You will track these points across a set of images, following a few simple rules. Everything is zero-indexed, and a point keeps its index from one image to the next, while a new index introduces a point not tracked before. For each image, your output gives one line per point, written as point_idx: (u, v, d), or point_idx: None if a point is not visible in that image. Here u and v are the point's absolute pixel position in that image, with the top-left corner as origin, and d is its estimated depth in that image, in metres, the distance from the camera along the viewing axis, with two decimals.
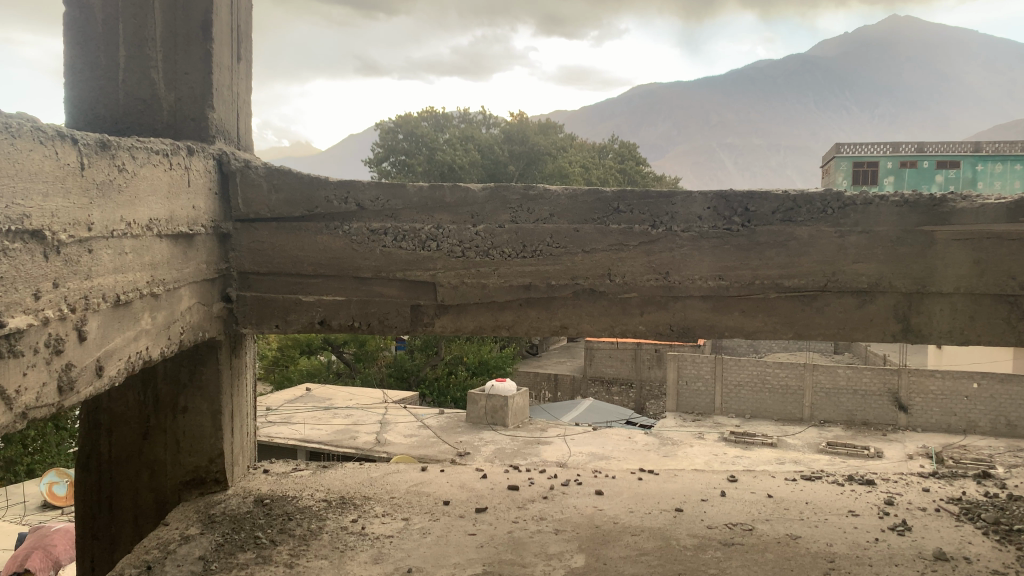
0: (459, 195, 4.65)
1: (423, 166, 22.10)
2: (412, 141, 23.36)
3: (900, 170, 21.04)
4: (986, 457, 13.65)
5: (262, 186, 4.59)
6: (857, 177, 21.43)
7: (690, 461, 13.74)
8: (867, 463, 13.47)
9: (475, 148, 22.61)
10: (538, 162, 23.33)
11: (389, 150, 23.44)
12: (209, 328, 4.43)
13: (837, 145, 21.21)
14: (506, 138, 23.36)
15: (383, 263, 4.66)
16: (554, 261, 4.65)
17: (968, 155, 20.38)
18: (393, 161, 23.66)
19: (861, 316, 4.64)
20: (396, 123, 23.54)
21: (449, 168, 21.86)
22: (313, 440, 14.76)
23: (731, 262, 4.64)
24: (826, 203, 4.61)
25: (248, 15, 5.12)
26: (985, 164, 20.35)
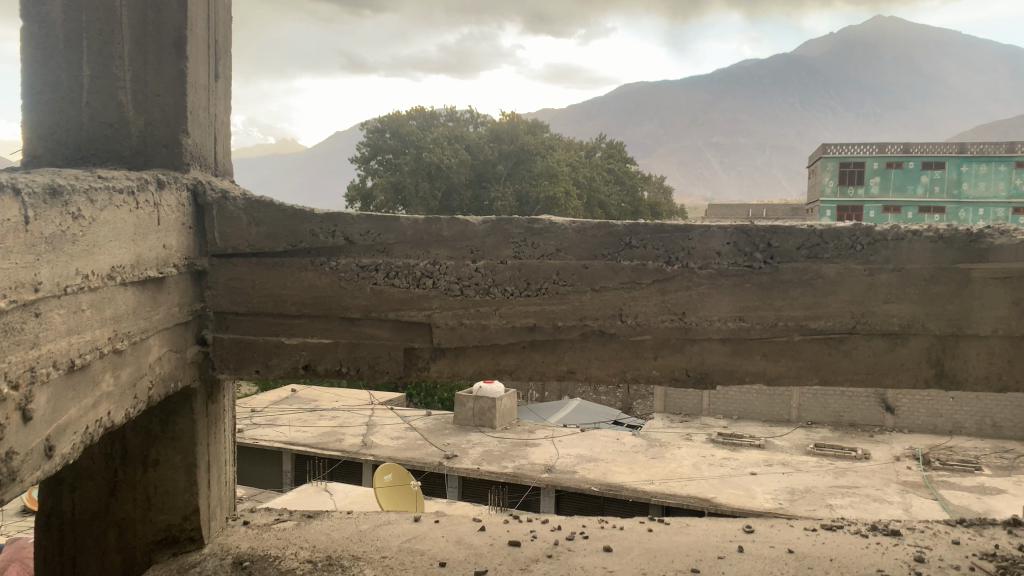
0: (457, 229, 4.26)
1: (409, 166, 21.31)
2: (398, 140, 22.85)
3: (885, 171, 19.84)
4: (972, 459, 13.28)
5: (241, 220, 4.19)
6: (843, 178, 20.26)
7: (678, 462, 13.14)
8: (854, 464, 13.17)
9: (463, 147, 21.85)
10: (528, 161, 22.19)
11: (376, 149, 22.88)
12: (182, 376, 4.02)
13: (822, 144, 20.12)
14: (494, 138, 22.50)
15: (374, 302, 4.27)
16: (560, 300, 4.28)
17: (953, 156, 19.32)
18: (380, 160, 23.09)
19: (891, 360, 4.30)
20: (382, 123, 23.08)
21: (437, 168, 21.13)
22: (297, 444, 14.34)
23: (752, 303, 4.28)
24: (854, 239, 4.25)
25: (227, 28, 4.71)
26: (969, 165, 19.22)
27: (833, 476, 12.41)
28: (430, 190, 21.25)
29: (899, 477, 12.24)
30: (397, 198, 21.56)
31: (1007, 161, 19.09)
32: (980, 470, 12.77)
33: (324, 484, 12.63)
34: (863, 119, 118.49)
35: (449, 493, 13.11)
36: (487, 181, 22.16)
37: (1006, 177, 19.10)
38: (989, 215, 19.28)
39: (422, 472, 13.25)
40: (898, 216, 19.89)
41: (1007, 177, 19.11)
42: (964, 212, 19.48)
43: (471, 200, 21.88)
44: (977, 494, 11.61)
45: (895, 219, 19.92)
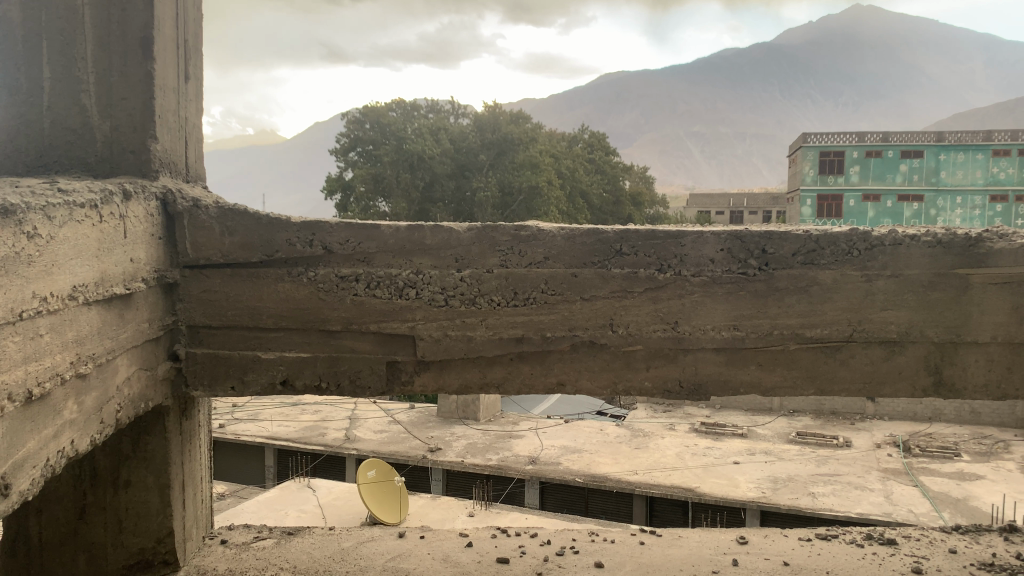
0: (441, 237, 4.09)
1: (390, 156, 20.77)
2: (378, 131, 22.28)
3: (865, 160, 19.76)
4: (951, 445, 13.18)
5: (214, 229, 4.01)
6: (824, 167, 20.16)
7: (661, 453, 13.04)
8: (835, 452, 13.10)
9: (445, 138, 21.40)
10: (509, 152, 21.67)
11: (355, 141, 22.25)
12: (153, 395, 3.84)
13: (802, 133, 20.02)
14: (476, 128, 21.97)
15: (354, 314, 4.09)
16: (549, 310, 4.12)
17: (930, 144, 19.32)
18: (359, 152, 22.54)
19: (888, 369, 4.19)
20: (361, 113, 22.43)
21: (418, 158, 20.67)
22: (280, 438, 14.11)
23: (747, 311, 4.14)
24: (851, 244, 4.11)
25: (197, 26, 4.50)
26: (947, 153, 19.18)
27: (814, 464, 12.27)
28: (412, 181, 20.79)
29: (879, 465, 12.16)
30: (377, 189, 21.07)
31: (985, 149, 18.96)
32: (959, 457, 12.68)
33: (307, 480, 12.43)
34: (842, 108, 118.91)
35: (434, 486, 12.96)
36: (469, 172, 21.72)
37: (983, 165, 18.96)
38: (967, 203, 19.15)
39: (406, 465, 13.09)
40: (877, 205, 19.83)
41: (984, 165, 18.98)
42: (941, 200, 19.41)
43: (453, 191, 21.45)
44: (957, 480, 11.49)
45: (874, 208, 19.86)
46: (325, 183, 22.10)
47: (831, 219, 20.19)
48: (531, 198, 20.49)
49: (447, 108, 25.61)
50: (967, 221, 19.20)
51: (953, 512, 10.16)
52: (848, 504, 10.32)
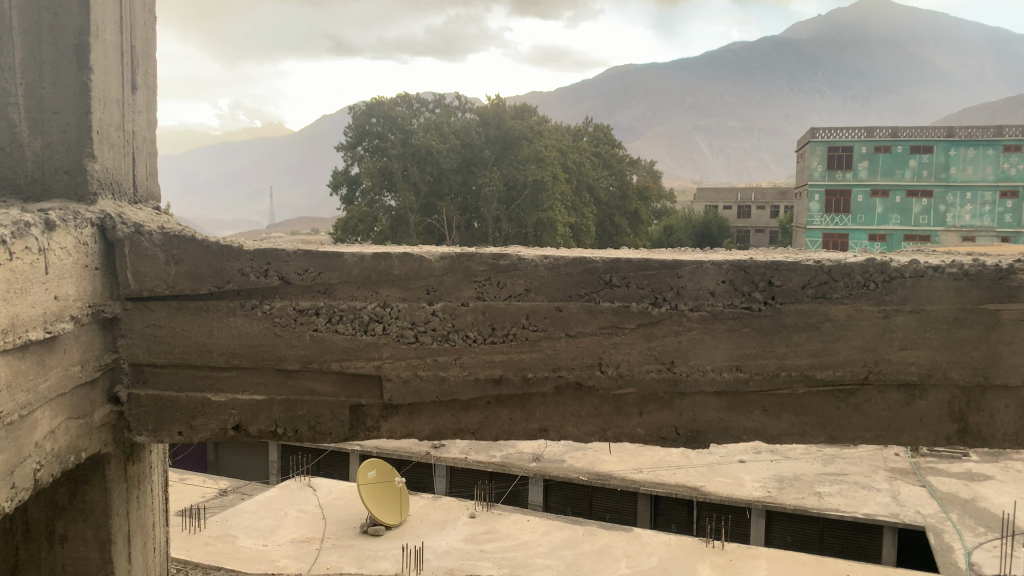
0: (410, 266, 3.66)
1: (397, 150, 19.85)
2: (386, 124, 20.84)
3: (874, 155, 19.15)
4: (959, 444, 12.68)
5: (158, 258, 3.62)
6: (832, 162, 19.53)
7: (665, 450, 12.61)
8: (842, 451, 12.62)
9: (451, 133, 19.84)
10: (514, 147, 20.12)
11: (361, 135, 21.00)
12: (87, 445, 3.45)
13: (811, 127, 19.30)
14: (480, 123, 20.17)
15: (314, 351, 3.69)
16: (530, 348, 3.71)
17: (940, 140, 18.80)
18: (366, 147, 21.20)
19: (908, 415, 3.78)
20: (368, 107, 20.84)
21: (427, 153, 19.62)
22: None
23: (751, 350, 3.72)
24: (867, 276, 3.70)
25: (146, 32, 4.09)
26: (958, 148, 18.70)
27: (821, 464, 11.81)
28: (420, 175, 19.84)
29: (886, 464, 11.68)
30: (385, 183, 20.08)
31: (995, 145, 18.55)
32: (968, 456, 12.16)
33: (307, 479, 12.08)
34: (850, 102, 117.66)
35: (437, 483, 12.64)
36: (474, 167, 20.32)
37: (994, 161, 18.55)
38: (977, 199, 18.60)
39: (409, 462, 12.72)
40: (885, 201, 19.16)
41: (995, 160, 18.57)
42: (951, 196, 18.80)
43: (460, 185, 20.39)
44: (966, 479, 10.92)
45: (883, 204, 19.22)
46: (332, 178, 21.37)
47: (840, 216, 19.61)
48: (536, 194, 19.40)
49: (455, 102, 24.20)
50: (977, 217, 18.63)
51: (961, 513, 9.55)
52: (855, 505, 9.89)
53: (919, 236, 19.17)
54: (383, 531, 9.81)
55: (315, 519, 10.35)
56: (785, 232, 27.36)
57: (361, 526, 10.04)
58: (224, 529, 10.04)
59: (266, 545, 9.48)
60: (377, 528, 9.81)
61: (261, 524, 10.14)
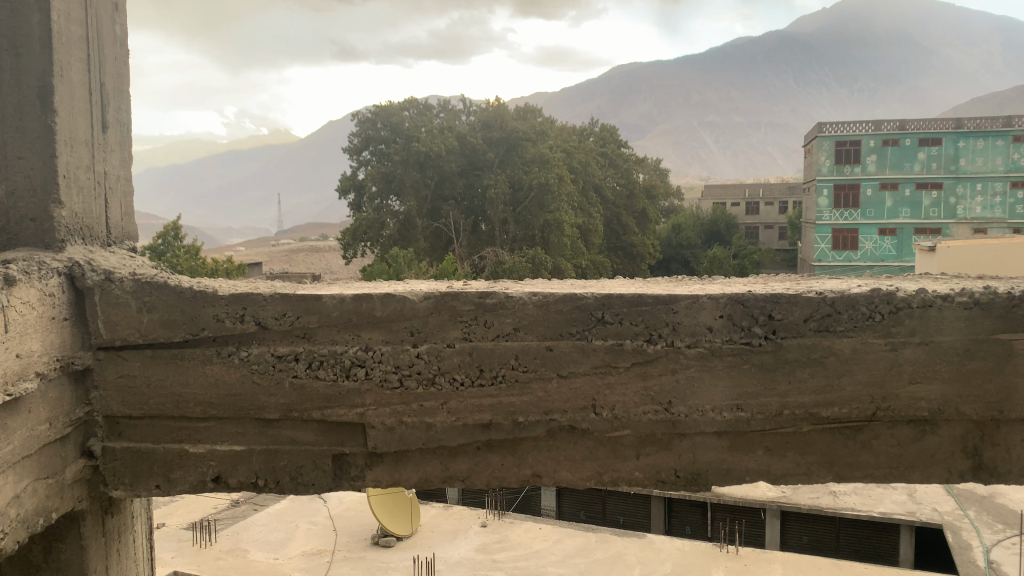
0: (393, 307, 3.49)
1: (399, 154, 18.63)
2: (391, 130, 19.48)
3: (882, 149, 18.78)
4: None
5: (130, 305, 3.47)
6: (840, 157, 19.25)
7: None
8: None
9: (453, 137, 18.45)
10: (520, 149, 18.80)
11: (366, 141, 19.71)
12: (59, 505, 3.32)
13: (818, 122, 18.99)
14: (479, 126, 18.92)
15: (294, 399, 3.53)
16: (520, 391, 3.52)
17: (949, 133, 18.30)
18: (372, 151, 19.96)
19: (918, 451, 3.60)
20: (373, 113, 19.51)
21: (427, 156, 18.27)
22: None
23: (752, 388, 3.54)
24: (872, 307, 3.52)
25: (115, 67, 3.96)
26: (967, 140, 18.24)
27: None
28: (422, 180, 18.70)
29: None
30: (389, 188, 19.24)
31: (1005, 135, 18.12)
32: None
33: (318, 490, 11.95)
34: (858, 94, 116.41)
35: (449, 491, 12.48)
36: (479, 170, 19.21)
37: (1003, 152, 18.15)
38: (987, 191, 18.29)
39: None
40: (895, 195, 18.91)
41: (1005, 151, 18.17)
42: (961, 188, 18.47)
43: (465, 189, 19.28)
44: None
45: (892, 197, 18.95)
46: (338, 184, 20.51)
47: (850, 210, 19.39)
48: (542, 195, 18.45)
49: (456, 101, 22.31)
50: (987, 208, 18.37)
51: (979, 510, 9.28)
52: (871, 503, 9.63)
53: (929, 229, 18.93)
54: (394, 542, 9.62)
55: (327, 531, 10.22)
56: (794, 228, 27.12)
57: (372, 537, 9.90)
58: (235, 543, 9.88)
59: (278, 558, 9.34)
60: (388, 539, 9.60)
61: (272, 538, 10.00)
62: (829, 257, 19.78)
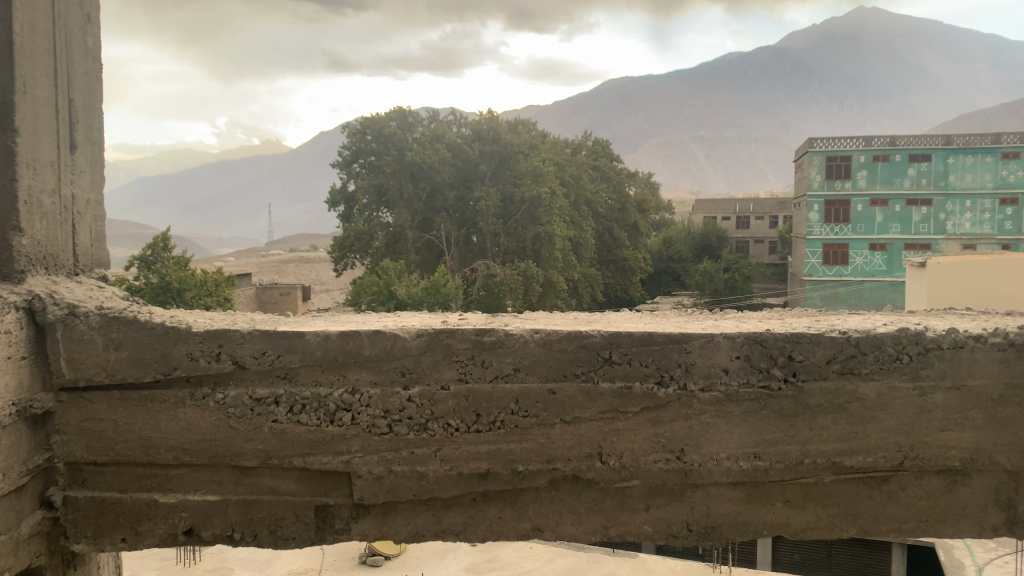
0: (383, 346, 3.22)
1: (391, 165, 17.87)
2: (381, 142, 18.81)
3: (872, 164, 17.28)
4: None
5: (95, 342, 3.18)
6: (830, 172, 17.72)
7: None
8: None
9: (444, 148, 17.88)
10: (511, 162, 18.39)
11: (356, 153, 19.01)
12: (13, 561, 3.01)
13: (808, 136, 17.67)
14: (474, 137, 18.54)
15: (274, 446, 3.25)
16: (520, 438, 3.25)
17: (937, 149, 16.84)
18: (362, 165, 19.20)
19: (948, 503, 3.34)
20: (362, 123, 18.92)
21: (420, 167, 17.79)
22: None
23: (771, 435, 3.28)
24: (899, 349, 3.27)
25: (84, 82, 3.69)
26: (957, 156, 16.76)
27: None
28: (414, 192, 17.96)
29: None
30: (380, 200, 18.29)
31: (994, 152, 16.58)
32: None
33: None
34: (847, 110, 117.05)
35: None
36: (471, 181, 18.64)
37: (992, 169, 16.63)
38: (977, 208, 16.77)
39: None
40: (885, 212, 17.38)
41: (993, 168, 16.65)
42: (951, 205, 16.96)
43: (455, 201, 18.57)
44: None
45: (882, 214, 17.39)
46: (328, 197, 19.71)
47: (839, 225, 17.80)
48: (532, 208, 17.69)
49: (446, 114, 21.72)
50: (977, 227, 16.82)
51: None
52: None
53: (919, 244, 17.25)
54: (382, 561, 9.29)
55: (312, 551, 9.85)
56: (786, 243, 26.85)
57: (359, 557, 9.55)
58: (220, 562, 9.42)
59: None
60: (376, 558, 9.30)
61: (256, 557, 9.62)
62: (818, 273, 18.12)
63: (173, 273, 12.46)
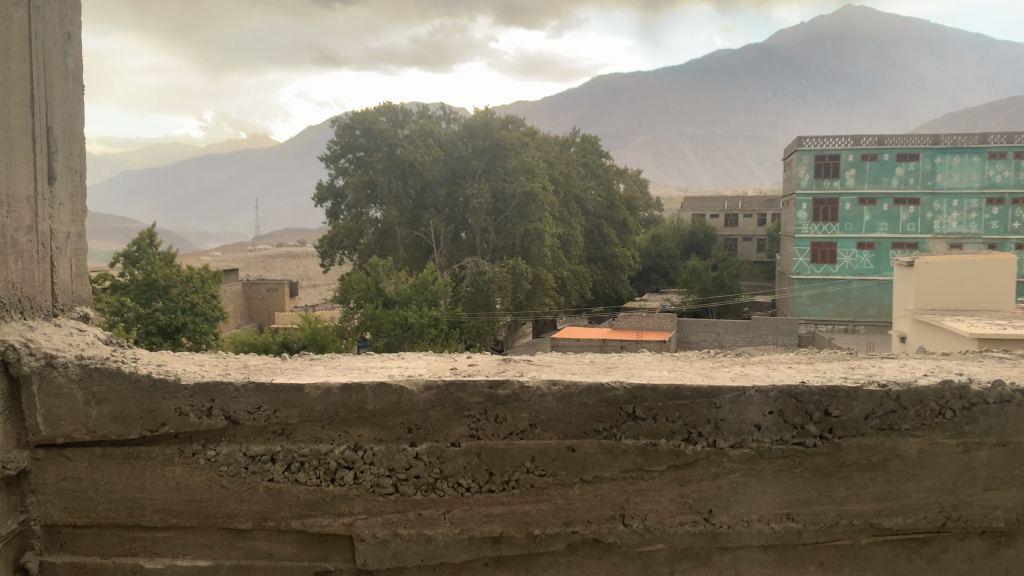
0: (388, 399, 2.98)
1: (381, 162, 16.46)
2: (371, 138, 17.39)
3: (863, 164, 14.65)
4: None
5: (75, 397, 2.94)
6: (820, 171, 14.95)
7: None
8: None
9: (436, 144, 16.46)
10: (502, 159, 16.80)
11: (345, 148, 17.58)
12: None
13: (797, 136, 14.91)
14: (465, 134, 17.08)
15: (270, 507, 3.00)
16: (537, 498, 3.01)
17: (925, 148, 14.37)
18: (351, 161, 17.85)
19: (993, 568, 3.11)
20: (352, 117, 17.45)
21: (411, 165, 16.31)
22: None
23: (805, 495, 3.06)
24: (943, 403, 3.05)
25: (64, 106, 3.42)
26: (946, 154, 14.31)
27: None
28: (404, 189, 16.43)
29: None
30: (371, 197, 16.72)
31: (981, 151, 14.21)
32: None
33: None
34: (836, 108, 116.87)
35: None
36: (461, 179, 17.08)
37: (979, 167, 14.26)
38: (964, 209, 14.38)
39: None
40: (875, 212, 14.77)
41: (981, 168, 14.28)
42: (939, 206, 14.50)
43: (445, 197, 16.89)
44: None
45: (871, 213, 14.79)
46: (316, 192, 18.25)
47: (827, 225, 15.09)
48: (524, 204, 16.30)
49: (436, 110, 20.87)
50: (963, 229, 14.45)
51: None
52: None
53: (906, 244, 14.71)
54: None
55: None
56: (774, 241, 26.47)
57: None
58: None
59: None
60: None
61: None
62: (808, 271, 15.38)
63: (160, 267, 10.31)
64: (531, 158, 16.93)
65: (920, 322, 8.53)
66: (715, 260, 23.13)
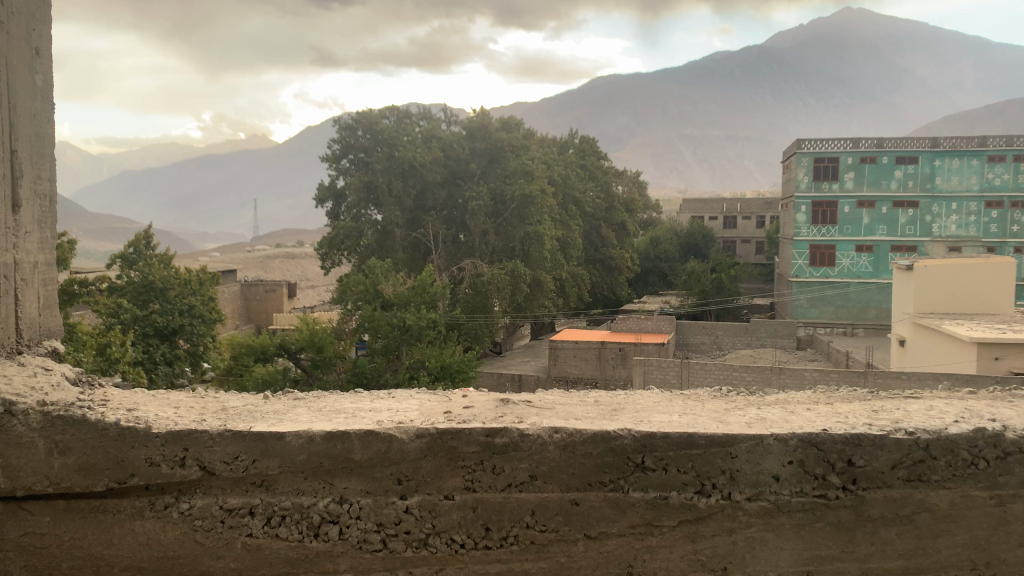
0: (377, 448, 2.75)
1: (382, 162, 16.05)
2: (372, 138, 16.93)
3: (862, 167, 14.41)
4: None
5: (37, 447, 2.71)
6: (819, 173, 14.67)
7: None
8: None
9: (437, 146, 16.15)
10: (502, 161, 16.46)
11: (346, 148, 17.14)
12: None
13: (798, 138, 14.73)
14: (464, 136, 16.68)
15: (248, 563, 2.76)
16: (537, 555, 2.77)
17: (924, 150, 14.20)
18: (352, 161, 17.38)
19: None
20: (353, 117, 16.99)
21: (411, 166, 15.92)
22: None
23: (828, 551, 2.81)
24: (975, 452, 2.83)
25: (32, 125, 3.21)
26: (944, 158, 14.13)
27: None
28: (404, 190, 16.04)
29: None
30: (370, 198, 16.34)
31: (980, 154, 14.09)
32: None
33: None
34: (834, 110, 116.69)
35: None
36: (461, 180, 16.70)
37: (979, 171, 14.09)
38: (962, 211, 14.15)
39: None
40: (874, 215, 14.53)
41: (980, 171, 14.11)
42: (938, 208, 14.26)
43: (445, 199, 16.62)
44: None
45: (870, 216, 14.50)
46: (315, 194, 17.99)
47: (826, 228, 14.76)
48: (523, 207, 16.02)
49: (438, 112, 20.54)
50: (963, 232, 14.22)
51: None
52: None
53: (905, 247, 14.44)
54: None
55: None
56: (774, 245, 26.17)
57: None
58: None
59: None
60: None
61: None
62: (806, 275, 14.90)
63: (156, 268, 9.69)
64: (531, 161, 16.65)
65: (920, 325, 8.26)
66: (714, 263, 22.84)
